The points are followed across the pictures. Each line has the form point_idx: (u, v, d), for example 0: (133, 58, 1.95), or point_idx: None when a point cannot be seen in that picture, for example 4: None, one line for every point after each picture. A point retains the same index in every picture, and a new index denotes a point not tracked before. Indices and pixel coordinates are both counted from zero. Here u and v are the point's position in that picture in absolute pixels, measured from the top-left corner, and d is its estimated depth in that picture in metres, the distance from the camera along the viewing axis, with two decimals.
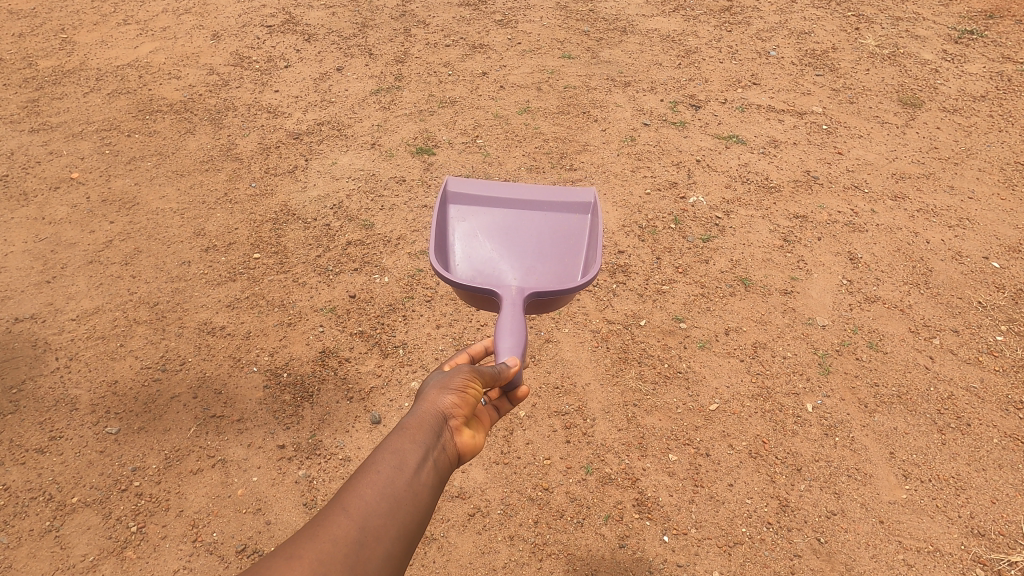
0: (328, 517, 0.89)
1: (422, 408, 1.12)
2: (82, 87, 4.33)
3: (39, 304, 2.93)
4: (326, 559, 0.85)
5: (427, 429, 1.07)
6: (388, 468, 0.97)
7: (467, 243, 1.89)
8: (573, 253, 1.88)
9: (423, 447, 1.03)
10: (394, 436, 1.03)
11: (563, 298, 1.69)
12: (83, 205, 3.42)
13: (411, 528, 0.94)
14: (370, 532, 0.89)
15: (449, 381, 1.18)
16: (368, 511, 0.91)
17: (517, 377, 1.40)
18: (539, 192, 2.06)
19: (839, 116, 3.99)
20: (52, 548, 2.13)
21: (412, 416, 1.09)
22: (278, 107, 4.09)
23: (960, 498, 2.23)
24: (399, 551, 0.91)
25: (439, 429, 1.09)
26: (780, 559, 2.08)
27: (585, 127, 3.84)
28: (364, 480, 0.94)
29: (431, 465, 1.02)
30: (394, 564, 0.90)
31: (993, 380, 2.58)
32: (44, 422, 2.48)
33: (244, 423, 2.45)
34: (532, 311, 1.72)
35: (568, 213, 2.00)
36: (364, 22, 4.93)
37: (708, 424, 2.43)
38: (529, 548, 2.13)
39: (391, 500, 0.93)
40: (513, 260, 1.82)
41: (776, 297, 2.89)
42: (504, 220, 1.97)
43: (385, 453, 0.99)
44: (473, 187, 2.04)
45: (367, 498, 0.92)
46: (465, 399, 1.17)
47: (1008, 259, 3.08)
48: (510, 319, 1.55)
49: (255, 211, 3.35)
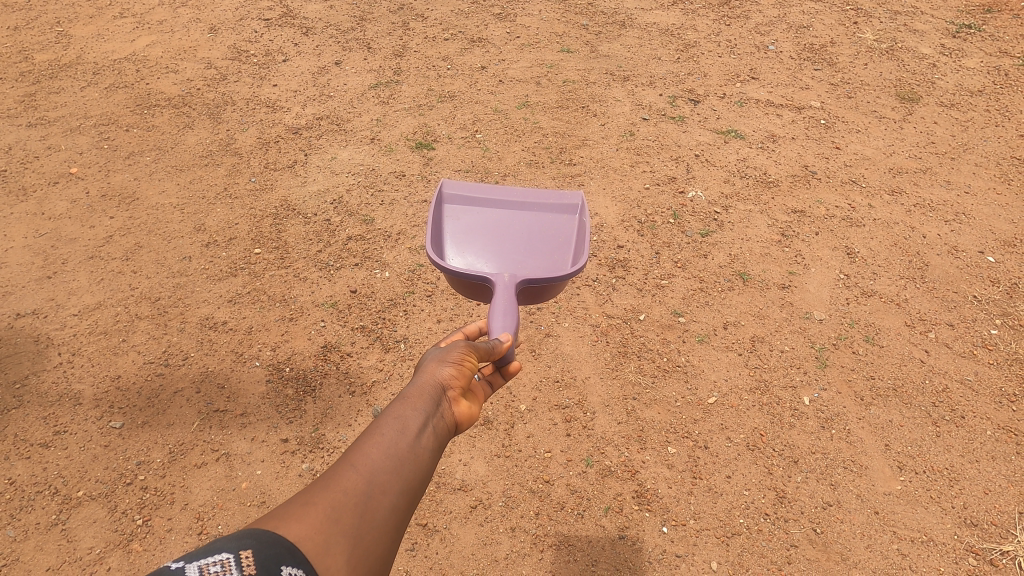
0: (338, 471, 0.91)
1: (421, 378, 1.13)
2: (79, 81, 4.31)
3: (41, 299, 2.93)
4: (338, 507, 0.87)
5: (427, 397, 1.09)
6: (392, 430, 0.99)
7: (461, 238, 1.91)
8: (564, 247, 1.91)
9: (424, 413, 1.05)
10: (396, 403, 1.05)
11: (554, 287, 1.72)
12: (83, 200, 3.42)
13: (415, 484, 0.96)
14: (377, 485, 0.92)
15: (446, 354, 1.21)
16: (374, 466, 0.93)
17: (509, 352, 1.40)
18: (532, 192, 2.08)
19: (837, 110, 4.00)
20: (59, 541, 2.15)
21: (413, 386, 1.11)
22: (277, 101, 4.08)
23: (954, 489, 2.27)
24: (404, 505, 0.93)
25: (439, 398, 1.11)
26: (777, 549, 2.12)
27: (584, 122, 3.84)
28: (370, 440, 0.97)
29: (432, 430, 1.04)
30: (399, 518, 0.92)
31: (987, 374, 2.61)
32: (48, 417, 2.50)
33: (247, 418, 2.47)
34: (524, 300, 1.75)
35: (560, 211, 2.03)
36: (362, 15, 4.91)
37: (706, 417, 2.47)
38: (530, 539, 2.16)
39: (395, 458, 0.95)
40: (505, 254, 1.84)
41: (774, 291, 2.92)
42: (497, 217, 1.99)
43: (389, 415, 1.02)
44: (468, 188, 2.05)
45: (373, 455, 0.94)
46: (462, 371, 1.19)
47: (1003, 254, 3.11)
48: (503, 300, 1.61)
49: (255, 206, 3.35)
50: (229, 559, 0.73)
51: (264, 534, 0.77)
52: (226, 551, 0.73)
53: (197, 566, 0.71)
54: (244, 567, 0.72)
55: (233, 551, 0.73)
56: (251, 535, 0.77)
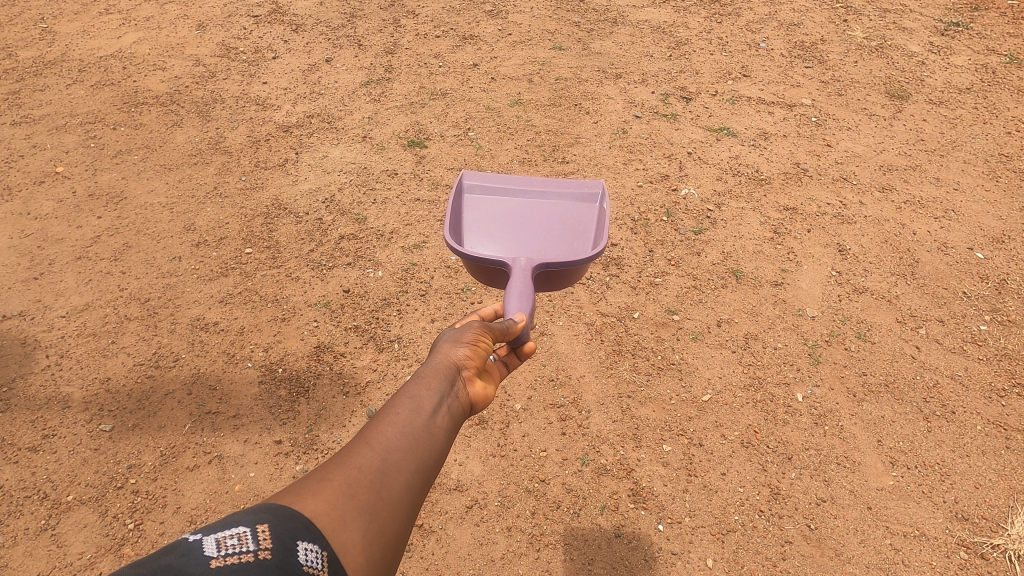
0: (353, 449, 0.91)
1: (435, 359, 1.12)
2: (64, 79, 4.24)
3: (27, 301, 2.89)
4: (354, 484, 0.86)
5: (441, 376, 1.07)
6: (407, 410, 0.97)
7: (480, 228, 1.90)
8: (582, 238, 1.88)
9: (439, 393, 1.03)
10: (410, 382, 1.04)
11: (572, 271, 1.69)
12: (70, 200, 3.37)
13: (430, 463, 0.95)
14: (393, 463, 0.91)
15: (460, 335, 1.19)
16: (389, 444, 0.92)
17: (524, 334, 1.40)
18: (552, 181, 2.06)
19: (828, 108, 4.02)
20: (49, 546, 2.12)
21: (427, 366, 1.10)
22: (267, 99, 4.04)
23: (945, 484, 2.29)
24: (420, 483, 0.92)
25: (453, 378, 1.09)
26: (772, 545, 2.13)
27: (577, 120, 3.84)
28: (385, 419, 0.95)
29: (447, 409, 1.02)
30: (414, 495, 0.91)
31: (977, 369, 2.64)
32: (36, 421, 2.46)
33: (239, 419, 2.45)
34: (542, 283, 1.73)
35: (578, 200, 2.00)
36: (352, 12, 4.87)
37: (701, 414, 2.47)
38: (526, 539, 2.16)
39: (410, 437, 0.94)
40: (523, 242, 1.82)
41: (767, 288, 2.93)
42: (517, 209, 1.97)
43: (403, 395, 1.00)
44: (488, 179, 2.04)
45: (388, 433, 0.93)
46: (476, 351, 1.18)
47: (991, 250, 3.15)
48: (520, 282, 1.60)
49: (246, 204, 3.32)
50: (246, 532, 0.73)
51: (281, 509, 0.77)
52: (243, 524, 0.74)
53: (214, 539, 0.72)
54: (261, 540, 0.73)
55: (250, 524, 0.74)
56: (268, 509, 0.77)
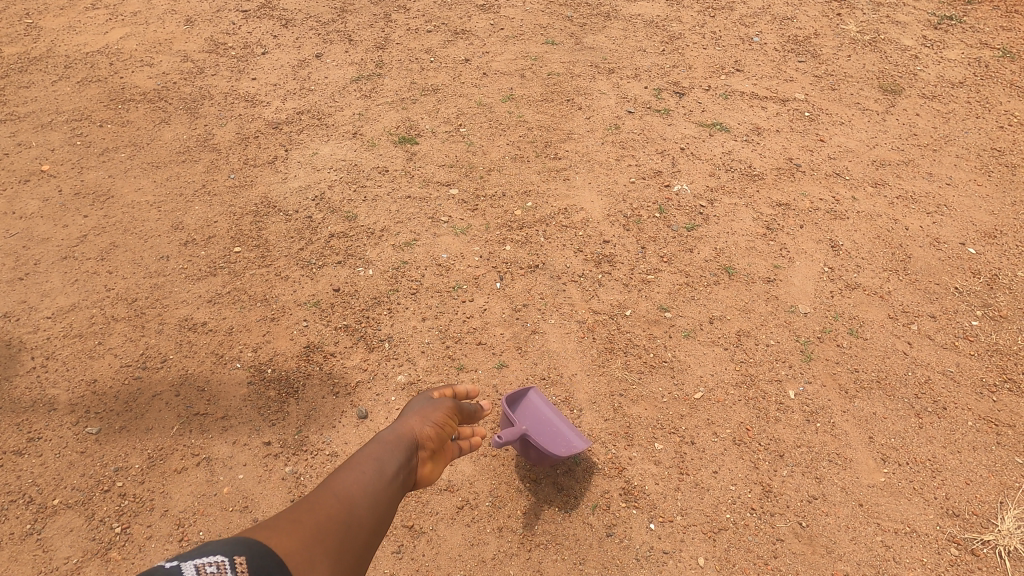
0: (322, 497, 0.89)
1: (400, 426, 1.13)
2: (50, 75, 4.18)
3: (12, 302, 2.85)
4: (321, 529, 0.85)
5: (404, 443, 1.08)
6: (371, 471, 0.97)
7: None
8: None
9: (401, 461, 1.04)
10: (374, 445, 1.04)
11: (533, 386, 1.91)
12: (55, 199, 3.33)
13: (384, 526, 0.94)
14: (357, 518, 0.90)
15: (428, 410, 1.20)
16: (354, 499, 0.92)
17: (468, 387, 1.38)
18: None
19: (820, 102, 4.00)
20: (34, 551, 2.10)
21: (392, 431, 1.10)
22: (256, 96, 3.99)
23: (936, 480, 2.29)
24: (375, 544, 0.91)
25: (415, 448, 1.10)
26: (763, 543, 2.13)
27: (569, 115, 3.81)
28: (352, 475, 0.95)
29: (405, 481, 1.03)
30: (368, 554, 0.90)
31: (968, 364, 2.64)
32: (22, 424, 2.43)
33: (228, 421, 2.43)
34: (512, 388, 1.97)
35: None
36: (343, 7, 4.82)
37: (693, 412, 2.47)
38: (517, 539, 2.15)
39: (372, 498, 0.94)
40: None
41: (759, 285, 2.92)
42: None
43: (371, 454, 1.01)
44: None
45: (355, 489, 0.93)
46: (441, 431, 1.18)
47: (983, 245, 3.14)
48: None
49: (235, 203, 3.28)
50: (224, 561, 0.71)
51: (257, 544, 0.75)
52: (222, 553, 0.72)
53: (191, 565, 0.70)
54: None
55: (228, 554, 0.72)
56: (244, 542, 0.75)
